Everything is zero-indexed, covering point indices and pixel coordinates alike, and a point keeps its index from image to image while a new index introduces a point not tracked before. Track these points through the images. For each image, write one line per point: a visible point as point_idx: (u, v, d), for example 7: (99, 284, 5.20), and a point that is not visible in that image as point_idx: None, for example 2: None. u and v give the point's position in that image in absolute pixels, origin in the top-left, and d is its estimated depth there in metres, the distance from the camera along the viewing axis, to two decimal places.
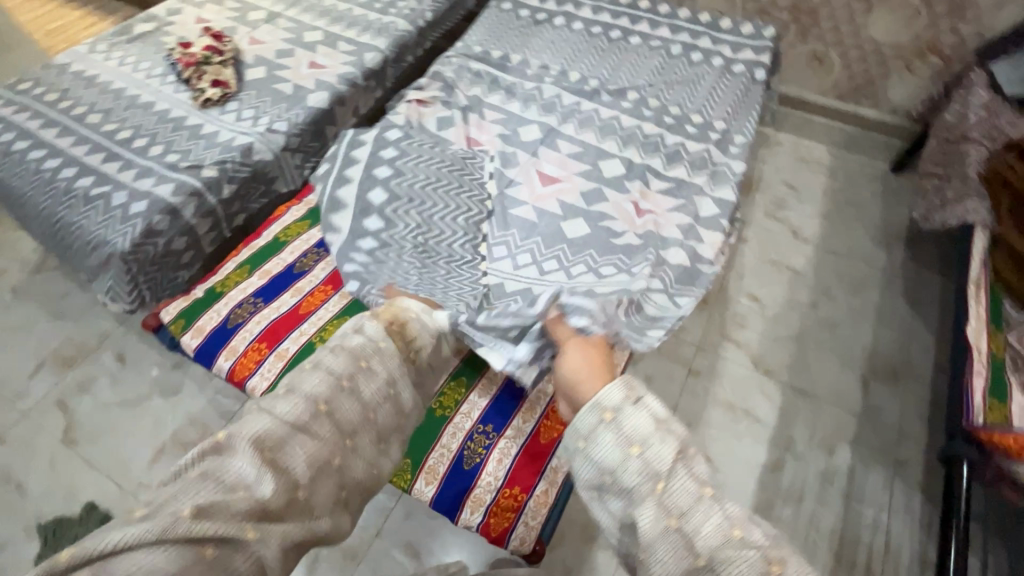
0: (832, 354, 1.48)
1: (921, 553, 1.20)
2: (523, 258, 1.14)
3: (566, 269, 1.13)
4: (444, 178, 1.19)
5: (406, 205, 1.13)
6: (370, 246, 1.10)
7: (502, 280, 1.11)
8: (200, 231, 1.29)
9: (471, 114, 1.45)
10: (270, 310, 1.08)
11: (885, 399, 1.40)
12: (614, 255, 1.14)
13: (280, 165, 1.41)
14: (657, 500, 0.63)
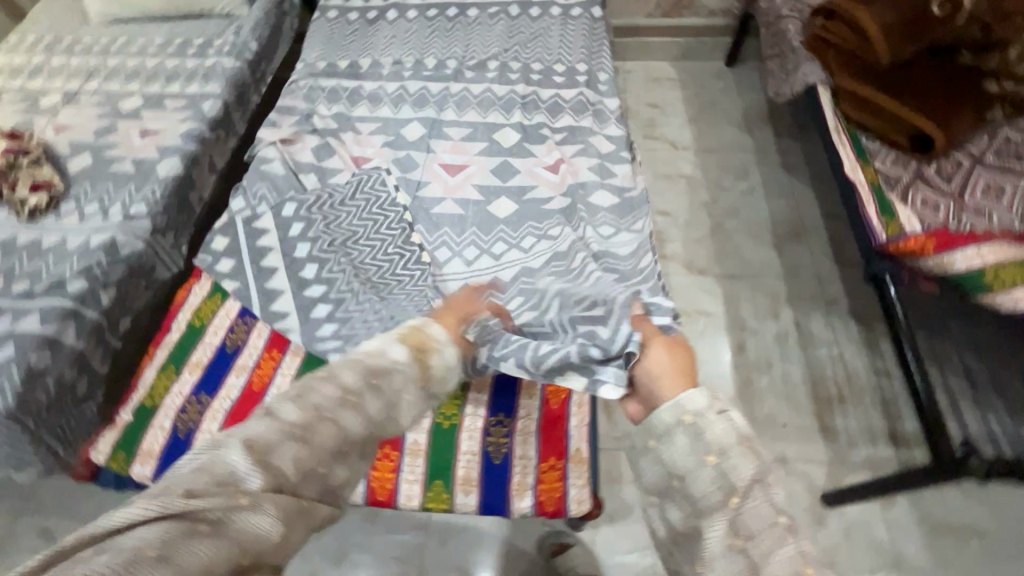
0: (744, 235, 1.64)
1: (875, 366, 1.38)
2: (470, 252, 1.12)
3: (517, 246, 1.12)
4: (358, 205, 1.18)
5: (338, 261, 1.11)
6: (319, 299, 1.06)
7: (465, 280, 1.08)
8: (92, 354, 1.10)
9: (343, 133, 1.36)
10: (222, 399, 0.97)
11: (798, 256, 1.59)
12: (553, 217, 1.15)
13: (154, 251, 1.24)
14: (731, 516, 0.57)
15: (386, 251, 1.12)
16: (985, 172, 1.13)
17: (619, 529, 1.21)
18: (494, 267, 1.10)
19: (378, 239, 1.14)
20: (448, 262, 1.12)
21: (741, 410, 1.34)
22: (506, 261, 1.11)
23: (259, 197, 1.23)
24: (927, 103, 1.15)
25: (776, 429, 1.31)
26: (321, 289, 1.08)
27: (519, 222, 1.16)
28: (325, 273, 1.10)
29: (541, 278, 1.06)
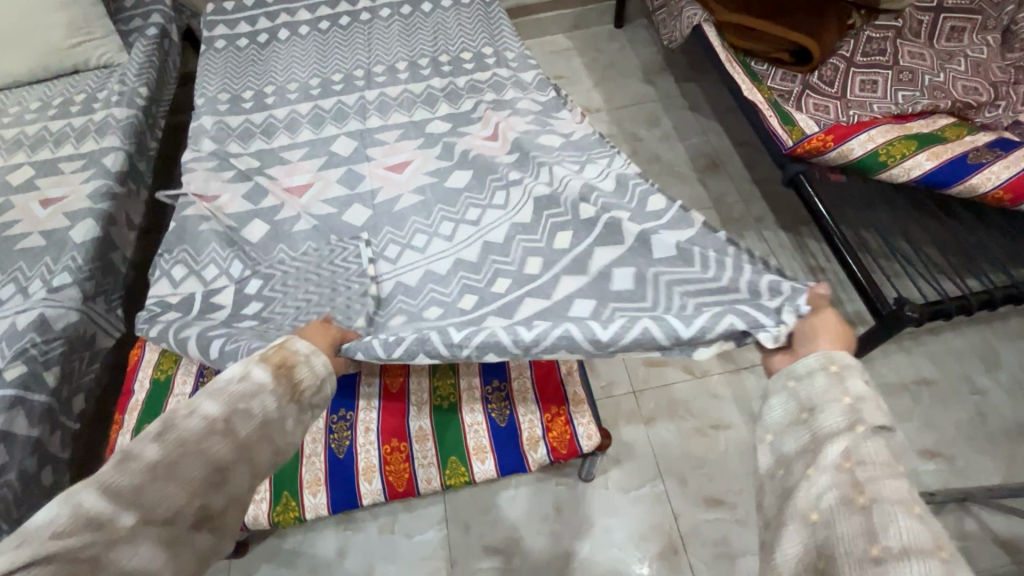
0: (669, 176, 1.75)
1: (808, 263, 1.53)
2: (445, 228, 1.16)
3: (490, 206, 1.18)
4: (322, 226, 1.20)
5: (281, 280, 1.11)
6: (250, 317, 1.05)
7: (456, 257, 1.11)
8: (50, 438, 1.03)
9: (270, 169, 1.33)
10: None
11: (720, 183, 1.72)
12: (514, 167, 1.23)
13: (89, 320, 1.17)
14: (849, 445, 0.57)
15: (351, 257, 1.11)
16: (858, 70, 1.27)
17: (627, 467, 1.27)
18: (477, 231, 1.14)
19: (360, 253, 1.11)
20: (428, 243, 1.14)
21: None
22: (488, 233, 1.13)
23: (209, 259, 1.16)
24: (798, 20, 1.27)
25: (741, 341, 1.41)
26: (251, 317, 1.06)
27: (485, 197, 1.20)
28: (269, 293, 1.09)
29: (539, 236, 1.10)
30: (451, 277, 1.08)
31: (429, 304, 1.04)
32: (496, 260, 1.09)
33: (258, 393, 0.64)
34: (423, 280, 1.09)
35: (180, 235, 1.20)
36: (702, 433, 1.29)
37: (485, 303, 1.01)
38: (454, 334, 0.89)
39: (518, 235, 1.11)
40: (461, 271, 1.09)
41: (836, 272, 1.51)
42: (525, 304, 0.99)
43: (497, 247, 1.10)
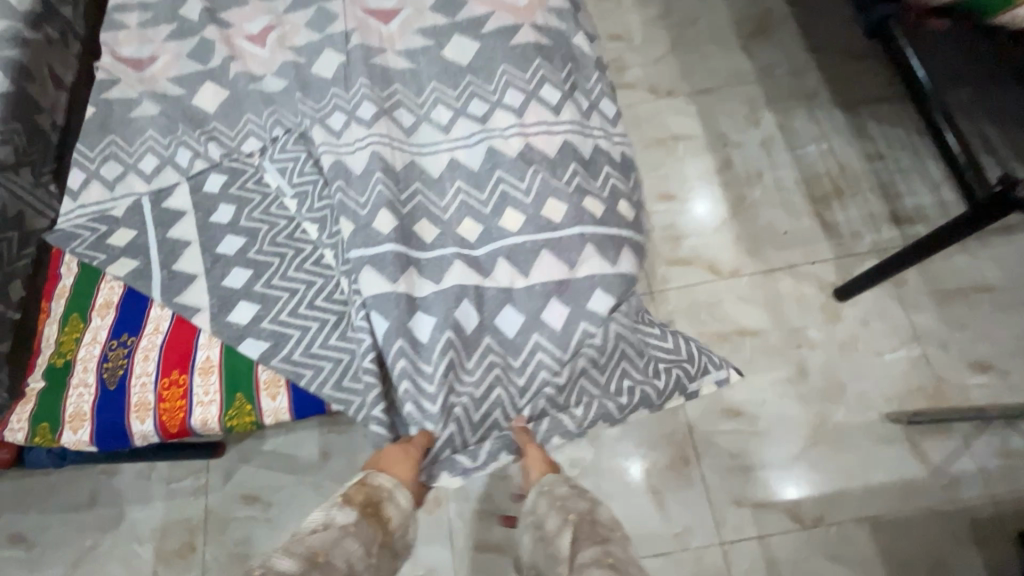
0: (708, 43, 1.45)
1: (865, 150, 1.29)
2: (441, 114, 0.90)
3: (499, 105, 0.90)
4: (286, 86, 0.95)
5: (254, 175, 0.89)
6: (230, 232, 0.84)
7: (451, 151, 0.87)
8: None
9: (221, 12, 1.06)
10: (151, 335, 0.77)
11: (769, 53, 1.42)
12: (537, 66, 0.93)
13: (9, 194, 0.94)
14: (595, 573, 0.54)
15: (358, 182, 0.82)
16: None
17: None
18: (483, 129, 0.88)
19: (374, 189, 0.81)
20: (417, 126, 0.90)
21: (737, 227, 1.24)
22: (494, 126, 0.88)
23: (143, 149, 0.94)
24: None
25: (778, 239, 1.22)
26: (232, 233, 0.83)
27: (492, 55, 0.95)
28: (233, 192, 0.87)
29: (566, 175, 0.83)
30: (447, 181, 0.85)
31: (421, 220, 0.81)
32: (507, 183, 0.83)
33: (339, 541, 0.58)
34: (407, 168, 0.85)
35: (103, 123, 0.97)
36: (725, 339, 1.15)
37: (505, 245, 0.79)
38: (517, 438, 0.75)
39: (541, 166, 0.84)
40: (464, 184, 0.84)
41: (898, 161, 1.28)
42: (541, 260, 0.78)
43: (509, 161, 0.84)
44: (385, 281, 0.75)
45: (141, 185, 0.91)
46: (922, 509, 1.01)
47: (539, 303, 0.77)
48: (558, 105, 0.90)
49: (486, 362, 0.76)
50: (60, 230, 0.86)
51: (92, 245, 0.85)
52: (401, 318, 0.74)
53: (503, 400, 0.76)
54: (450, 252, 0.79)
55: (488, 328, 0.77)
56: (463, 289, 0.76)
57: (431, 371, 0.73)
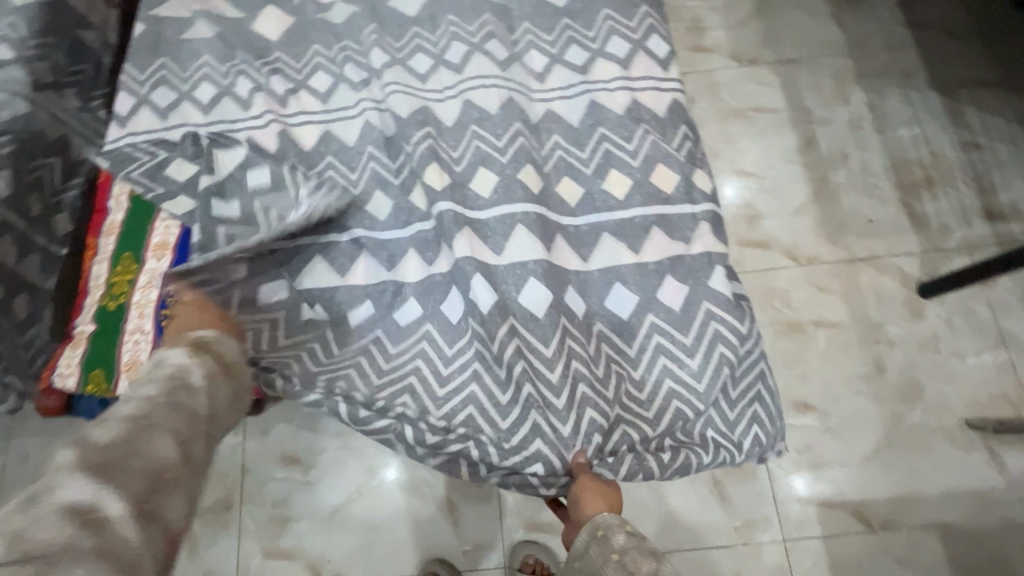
0: (798, 8, 1.33)
1: (962, 138, 1.20)
2: (534, 58, 0.82)
3: (601, 53, 0.81)
4: (361, 17, 0.86)
5: (323, 113, 0.82)
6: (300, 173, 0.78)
7: (545, 102, 0.79)
8: (7, 262, 0.79)
9: None
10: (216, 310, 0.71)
11: (862, 24, 1.31)
12: (644, 11, 0.83)
13: (50, 118, 0.87)
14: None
15: (450, 134, 0.79)
16: None
17: None
18: (584, 80, 0.79)
19: (470, 143, 0.78)
20: (509, 64, 0.82)
21: (818, 212, 1.16)
22: (596, 77, 0.79)
23: (199, 76, 0.84)
24: None
25: (862, 227, 1.15)
26: (303, 172, 0.78)
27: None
28: (300, 125, 0.81)
29: (677, 138, 0.75)
30: (545, 132, 0.78)
31: (526, 168, 0.75)
32: (611, 143, 0.76)
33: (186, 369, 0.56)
34: (504, 109, 0.79)
35: (153, 43, 0.87)
36: (799, 330, 1.09)
37: (603, 220, 0.72)
38: (654, 465, 0.66)
39: (651, 128, 0.76)
40: (562, 140, 0.77)
41: (996, 153, 1.19)
42: (649, 237, 0.71)
43: (613, 119, 0.76)
44: (488, 252, 0.72)
45: (196, 116, 0.82)
46: (996, 520, 0.97)
47: (652, 283, 0.70)
48: (668, 59, 0.80)
49: (598, 343, 0.69)
50: (109, 155, 0.79)
51: (145, 176, 0.77)
52: (510, 292, 0.70)
53: (620, 394, 0.68)
54: (554, 220, 0.73)
55: (598, 313, 0.70)
56: (566, 271, 0.71)
57: (551, 357, 0.67)
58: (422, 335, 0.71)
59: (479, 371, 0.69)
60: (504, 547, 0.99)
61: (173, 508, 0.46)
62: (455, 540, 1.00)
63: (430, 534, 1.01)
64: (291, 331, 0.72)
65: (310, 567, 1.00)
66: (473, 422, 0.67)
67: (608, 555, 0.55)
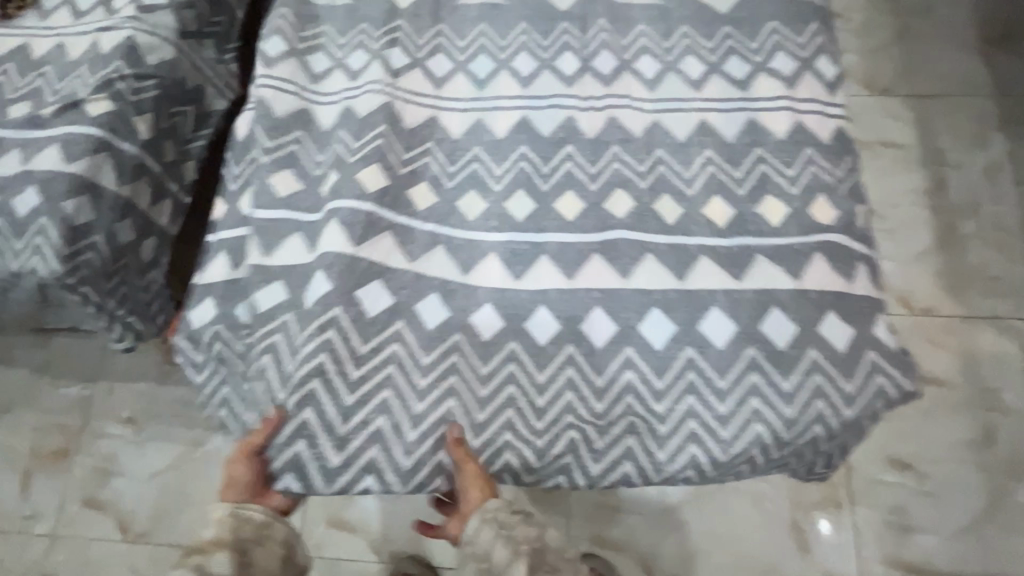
0: (941, 41, 1.24)
1: None
2: (691, 65, 0.78)
3: (764, 67, 0.76)
4: (508, 9, 0.85)
5: (466, 96, 0.80)
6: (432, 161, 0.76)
7: (702, 111, 0.75)
8: (143, 206, 0.80)
9: None
10: (325, 311, 0.66)
11: (1011, 65, 1.22)
12: (814, 28, 0.78)
13: (192, 66, 0.87)
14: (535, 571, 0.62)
15: (588, 147, 0.76)
16: None
17: None
18: (742, 95, 0.75)
19: (610, 165, 0.75)
20: (661, 78, 0.78)
21: (940, 260, 1.09)
22: (757, 93, 0.75)
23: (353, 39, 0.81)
24: None
25: (987, 283, 1.07)
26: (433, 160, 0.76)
27: (757, 8, 0.80)
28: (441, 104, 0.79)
29: (844, 169, 0.72)
30: (697, 144, 0.74)
31: (663, 196, 0.73)
32: (769, 161, 0.72)
33: None
34: (649, 126, 0.76)
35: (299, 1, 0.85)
36: None
37: (714, 242, 0.70)
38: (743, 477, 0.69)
39: (814, 155, 0.72)
40: (716, 152, 0.73)
41: None
42: (813, 266, 0.68)
43: (775, 142, 0.72)
44: (614, 274, 0.70)
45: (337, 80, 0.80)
46: None
47: (810, 317, 0.66)
48: (835, 83, 0.76)
49: (747, 374, 0.65)
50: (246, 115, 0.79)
51: (280, 133, 0.76)
52: (630, 321, 0.68)
53: (766, 438, 0.64)
54: (695, 244, 0.70)
55: (752, 337, 0.66)
56: (713, 295, 0.68)
57: (661, 389, 0.66)
58: (510, 356, 0.68)
59: (573, 402, 0.66)
60: None
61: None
62: None
63: None
64: (383, 340, 0.67)
65: (373, 545, 1.01)
66: (576, 452, 0.67)
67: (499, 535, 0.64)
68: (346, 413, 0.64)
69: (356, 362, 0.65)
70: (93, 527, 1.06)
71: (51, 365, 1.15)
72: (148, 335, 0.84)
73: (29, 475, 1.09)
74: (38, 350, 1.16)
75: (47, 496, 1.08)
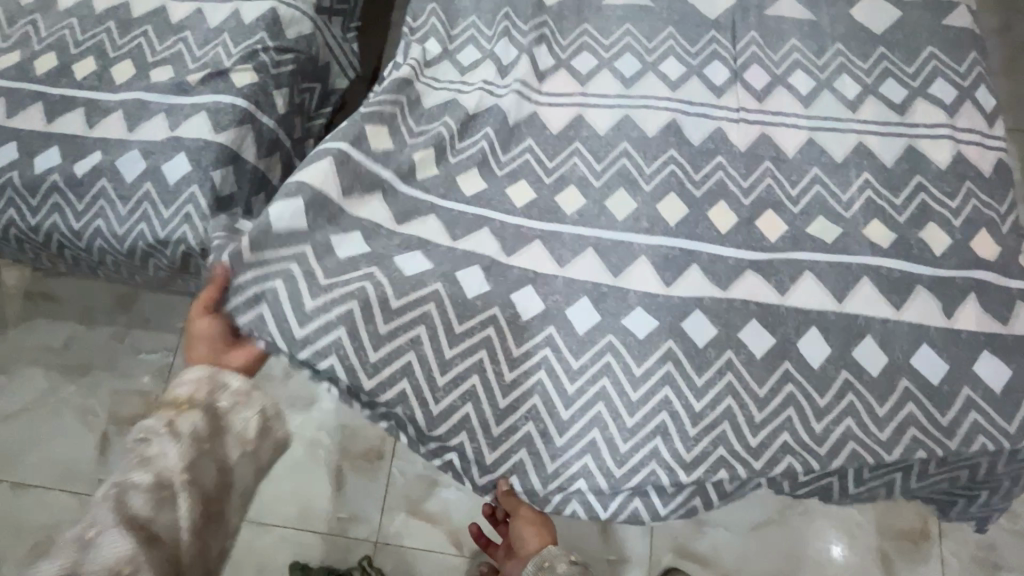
0: None
1: None
2: (846, 85, 0.77)
3: (922, 93, 0.76)
4: (655, 11, 0.83)
5: (617, 102, 0.80)
6: (587, 162, 0.77)
7: (859, 133, 0.76)
8: (274, 181, 0.78)
9: None
10: (482, 312, 0.67)
11: None
12: (973, 56, 0.77)
13: (324, 43, 0.85)
14: None
15: (741, 159, 0.76)
16: None
17: None
18: (900, 120, 0.75)
19: (763, 181, 0.75)
20: (816, 95, 0.78)
21: None
22: (914, 120, 0.75)
23: (500, 33, 0.81)
24: None
25: None
26: (590, 163, 0.76)
27: (915, 29, 0.79)
28: (593, 107, 0.79)
29: (999, 202, 0.72)
30: (853, 169, 0.74)
31: (816, 219, 0.73)
32: (927, 191, 0.73)
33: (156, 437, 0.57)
34: (804, 149, 0.76)
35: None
36: None
37: (875, 262, 0.70)
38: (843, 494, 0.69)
39: (975, 188, 0.73)
40: (872, 180, 0.74)
41: None
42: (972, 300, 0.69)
43: (933, 172, 0.73)
44: (769, 289, 0.70)
45: (491, 74, 0.80)
46: None
47: (969, 353, 0.67)
48: (994, 114, 0.75)
49: (905, 405, 0.65)
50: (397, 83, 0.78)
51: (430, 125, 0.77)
52: (789, 336, 0.68)
53: (932, 459, 0.65)
54: (857, 266, 0.70)
55: (916, 367, 0.66)
56: (871, 320, 0.68)
57: (823, 408, 0.65)
58: (667, 355, 0.67)
59: (733, 408, 0.65)
60: (650, 566, 0.97)
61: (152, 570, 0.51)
62: (602, 548, 0.97)
63: (577, 537, 0.98)
64: (537, 342, 0.67)
65: (453, 537, 1.01)
66: (729, 466, 0.64)
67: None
68: (502, 406, 0.65)
69: (510, 364, 0.66)
70: None
71: (134, 329, 1.14)
72: None
73: (108, 437, 1.09)
74: (121, 313, 1.15)
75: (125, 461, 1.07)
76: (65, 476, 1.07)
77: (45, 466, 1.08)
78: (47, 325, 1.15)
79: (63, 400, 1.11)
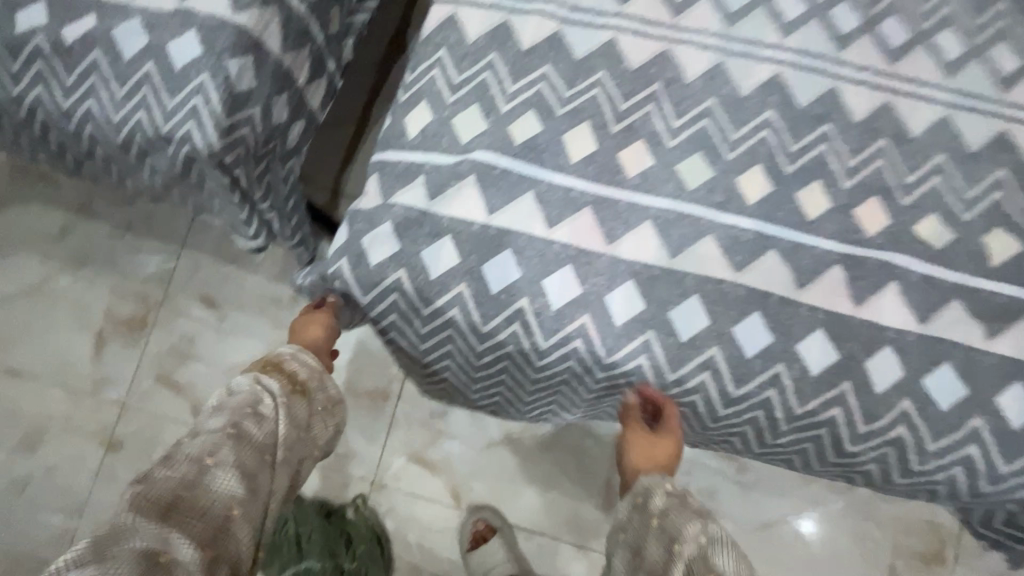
0: None
1: None
2: (1004, 57, 0.62)
3: None
4: None
5: (716, 35, 0.63)
6: (660, 113, 0.61)
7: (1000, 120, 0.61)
8: (300, 82, 0.67)
9: None
10: (512, 302, 0.59)
11: None
12: None
13: None
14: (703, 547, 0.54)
15: (855, 132, 0.61)
16: None
17: None
18: None
19: (873, 161, 0.60)
20: (964, 65, 0.62)
21: None
22: None
23: None
24: None
25: None
26: (661, 116, 0.61)
27: None
28: (683, 34, 0.63)
29: None
30: (985, 164, 0.60)
31: (927, 216, 0.59)
32: None
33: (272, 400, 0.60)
34: (936, 129, 0.61)
35: None
36: None
37: (980, 285, 0.57)
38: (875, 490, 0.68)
39: None
40: (1007, 178, 0.60)
41: None
42: None
43: None
44: (846, 298, 0.57)
45: None
46: None
47: None
48: None
49: (963, 443, 0.57)
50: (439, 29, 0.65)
51: (471, 64, 0.63)
52: (855, 352, 0.57)
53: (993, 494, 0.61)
54: (949, 281, 0.57)
55: (1000, 412, 0.56)
56: (953, 347, 0.56)
57: (863, 434, 0.59)
58: (706, 363, 0.58)
59: (760, 417, 0.61)
60: None
61: (240, 537, 0.51)
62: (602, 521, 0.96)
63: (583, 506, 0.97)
64: (568, 332, 0.59)
65: (451, 490, 0.97)
66: None
67: (649, 521, 0.60)
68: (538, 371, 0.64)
69: (540, 355, 0.62)
70: (151, 410, 1.01)
71: (134, 227, 1.05)
72: (285, 225, 0.79)
73: (102, 338, 1.03)
74: (120, 208, 1.05)
75: (119, 364, 1.02)
76: (56, 371, 1.03)
77: (36, 357, 1.03)
78: (38, 210, 1.06)
79: (58, 291, 1.04)
